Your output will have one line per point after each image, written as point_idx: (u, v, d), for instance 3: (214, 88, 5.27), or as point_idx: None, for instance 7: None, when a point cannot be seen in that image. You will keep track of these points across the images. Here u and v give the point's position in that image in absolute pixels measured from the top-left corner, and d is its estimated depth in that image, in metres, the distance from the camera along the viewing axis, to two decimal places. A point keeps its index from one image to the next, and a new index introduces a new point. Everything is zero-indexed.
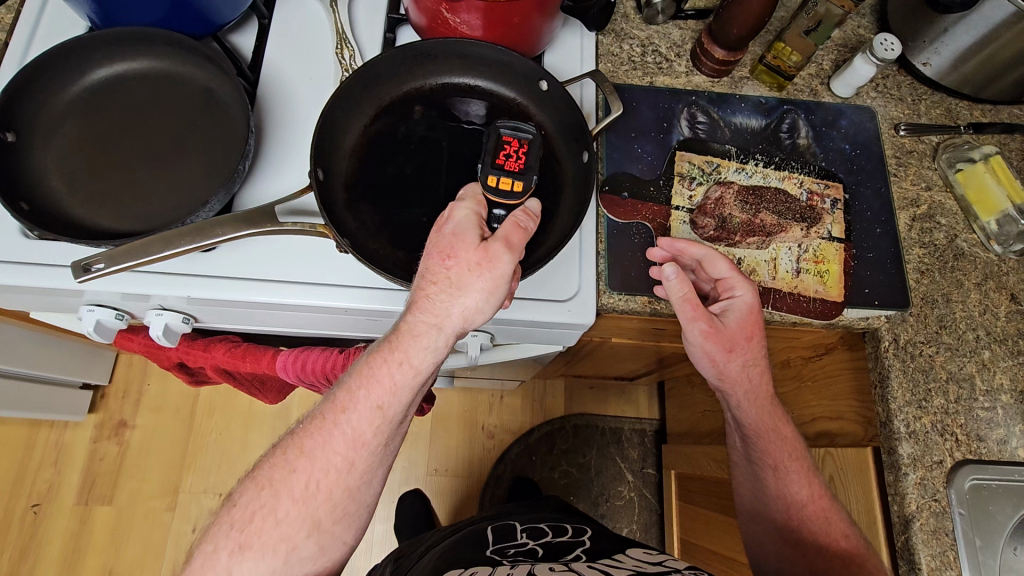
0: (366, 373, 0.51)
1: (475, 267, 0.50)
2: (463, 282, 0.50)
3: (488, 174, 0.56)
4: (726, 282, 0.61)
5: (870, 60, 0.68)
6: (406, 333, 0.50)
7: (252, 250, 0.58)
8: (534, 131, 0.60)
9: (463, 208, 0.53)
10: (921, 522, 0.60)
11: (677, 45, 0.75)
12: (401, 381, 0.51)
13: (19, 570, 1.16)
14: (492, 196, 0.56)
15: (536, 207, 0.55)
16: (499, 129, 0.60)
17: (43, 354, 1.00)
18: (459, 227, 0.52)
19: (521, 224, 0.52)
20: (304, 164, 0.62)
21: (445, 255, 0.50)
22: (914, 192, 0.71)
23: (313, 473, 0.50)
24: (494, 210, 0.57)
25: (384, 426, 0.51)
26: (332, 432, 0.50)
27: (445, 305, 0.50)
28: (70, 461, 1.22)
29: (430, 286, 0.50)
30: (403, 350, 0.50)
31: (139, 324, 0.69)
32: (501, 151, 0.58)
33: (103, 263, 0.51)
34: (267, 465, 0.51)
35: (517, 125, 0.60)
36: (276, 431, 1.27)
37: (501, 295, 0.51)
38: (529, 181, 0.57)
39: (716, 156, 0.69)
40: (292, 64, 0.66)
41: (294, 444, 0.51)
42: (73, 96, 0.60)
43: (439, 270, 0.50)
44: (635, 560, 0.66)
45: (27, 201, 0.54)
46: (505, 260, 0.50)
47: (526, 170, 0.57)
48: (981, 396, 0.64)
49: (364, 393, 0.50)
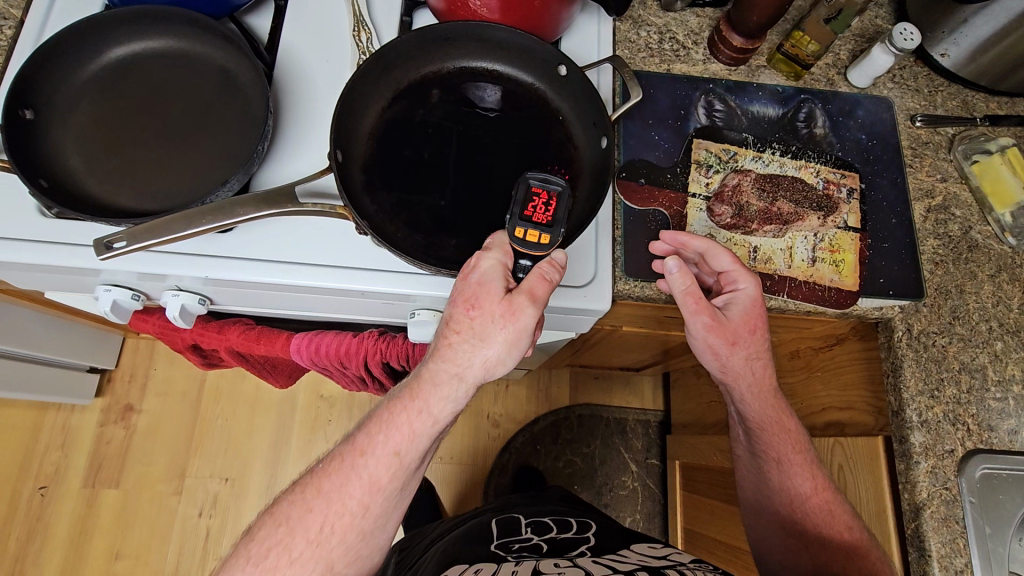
0: (386, 419, 0.51)
1: (499, 319, 0.50)
2: (486, 333, 0.50)
3: (515, 226, 0.52)
4: (728, 275, 0.61)
5: (889, 50, 0.68)
6: (427, 380, 0.51)
7: (268, 235, 0.58)
8: (565, 183, 0.54)
9: (489, 258, 0.52)
10: (932, 509, 0.60)
11: (695, 32, 0.74)
12: (419, 429, 0.51)
13: (25, 552, 1.16)
14: (518, 247, 0.52)
15: (563, 258, 0.53)
16: (528, 179, 0.54)
17: (49, 335, 0.99)
18: (484, 277, 0.51)
19: (546, 275, 0.51)
20: (321, 145, 0.62)
21: (469, 305, 0.50)
22: (929, 183, 0.71)
23: (328, 515, 0.50)
24: (519, 261, 0.53)
25: (400, 473, 0.51)
26: (350, 475, 0.51)
27: (467, 355, 0.50)
28: (77, 445, 1.22)
29: (453, 334, 0.51)
30: (423, 398, 0.51)
31: (154, 306, 0.70)
32: (530, 205, 0.53)
33: (124, 241, 0.51)
34: (286, 502, 0.52)
35: (546, 176, 0.54)
36: (283, 418, 1.28)
37: (522, 346, 0.51)
38: (557, 234, 0.52)
39: (733, 144, 0.69)
40: (309, 46, 0.66)
41: (313, 484, 0.52)
42: (91, 75, 0.60)
43: (463, 319, 0.50)
44: (640, 555, 0.67)
45: (46, 178, 0.54)
46: (528, 313, 0.50)
47: (555, 222, 0.53)
48: (992, 387, 0.64)
49: (382, 439, 0.51)
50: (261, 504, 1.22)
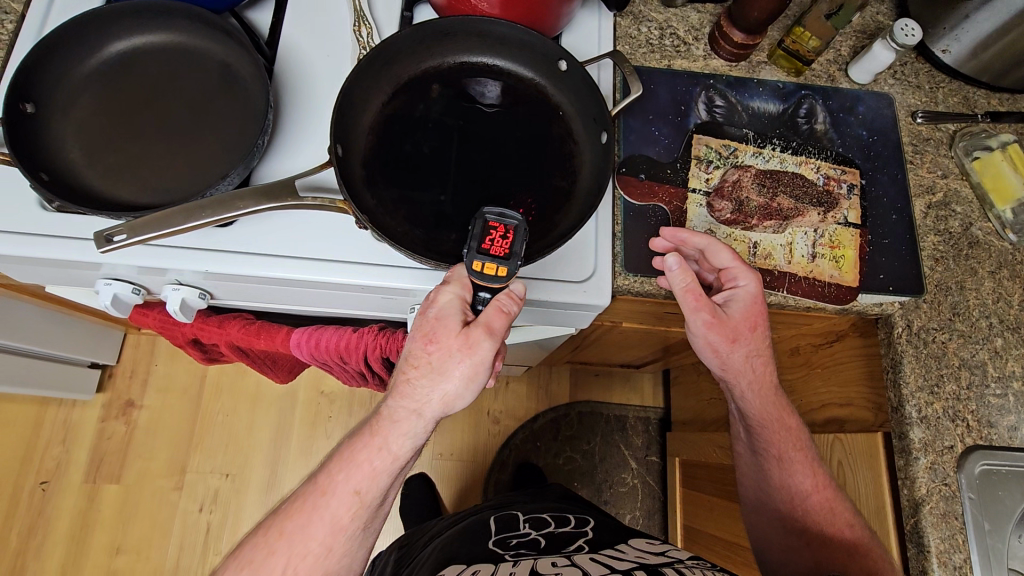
0: (347, 458, 0.53)
1: (457, 353, 0.50)
2: (444, 368, 0.51)
3: (472, 260, 0.51)
4: (730, 272, 0.61)
5: (890, 46, 0.67)
6: (386, 418, 0.53)
7: (268, 228, 0.59)
8: (521, 216, 0.53)
9: (447, 292, 0.52)
10: (931, 505, 0.60)
11: (696, 28, 0.74)
12: (380, 467, 0.53)
13: (26, 547, 1.17)
14: (476, 281, 0.52)
15: (521, 289, 0.53)
16: (484, 214, 0.52)
17: (50, 330, 1.00)
18: (442, 312, 0.51)
19: (503, 308, 0.52)
20: (321, 140, 0.62)
21: (427, 340, 0.51)
22: (930, 179, 0.71)
23: (291, 557, 0.52)
24: (479, 292, 0.53)
25: (362, 511, 0.53)
26: (311, 515, 0.53)
27: (425, 391, 0.51)
28: (78, 440, 1.23)
29: (412, 370, 0.52)
30: (383, 435, 0.53)
31: (154, 301, 0.70)
32: (487, 239, 0.52)
33: (124, 234, 0.51)
34: (249, 546, 0.54)
35: (502, 210, 0.52)
36: (283, 414, 1.28)
37: (481, 379, 0.52)
38: (514, 267, 0.51)
39: (733, 139, 0.69)
40: (309, 41, 0.66)
41: (276, 527, 0.54)
42: (92, 70, 0.60)
43: (421, 354, 0.51)
44: (637, 551, 0.68)
45: (47, 171, 0.54)
46: (485, 346, 0.51)
47: (512, 255, 0.52)
48: (993, 383, 0.64)
49: (343, 478, 0.53)
50: (261, 499, 1.23)
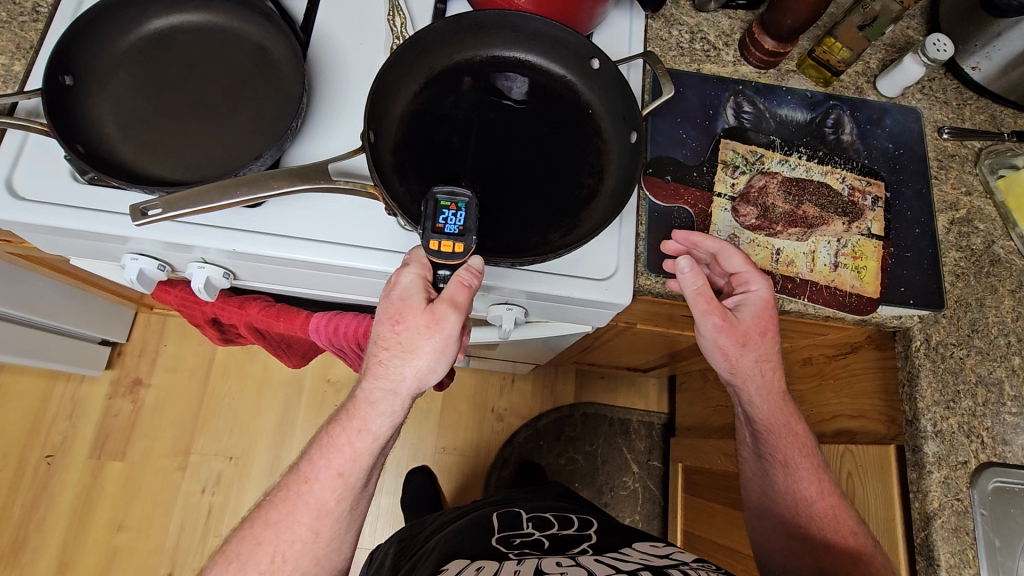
0: (326, 443, 0.54)
1: (424, 329, 0.51)
2: (414, 345, 0.51)
3: (429, 240, 0.51)
4: (741, 276, 0.61)
5: (920, 60, 0.67)
6: (363, 401, 0.53)
7: (294, 210, 0.59)
8: (471, 193, 0.53)
9: (408, 273, 0.52)
10: (942, 519, 0.60)
11: (726, 34, 0.74)
12: (361, 447, 0.53)
13: (27, 520, 1.17)
14: (433, 258, 0.51)
15: (479, 262, 0.53)
16: (434, 195, 0.53)
17: (66, 304, 1.01)
18: (405, 293, 0.52)
19: (465, 282, 0.52)
20: (354, 127, 0.62)
21: (393, 320, 0.51)
22: (953, 196, 0.71)
23: (279, 545, 0.53)
24: (438, 271, 0.53)
25: (346, 494, 0.54)
26: (296, 504, 0.53)
27: (398, 369, 0.51)
28: (85, 415, 1.23)
29: (382, 351, 0.52)
30: (361, 418, 0.53)
31: (177, 278, 0.71)
32: (441, 218, 0.52)
33: (160, 208, 0.52)
34: (236, 539, 0.54)
35: (453, 188, 0.53)
36: (289, 400, 1.29)
37: (452, 353, 0.52)
38: (471, 242, 0.52)
39: (760, 146, 0.69)
40: (344, 28, 0.66)
41: (262, 517, 0.54)
42: (130, 45, 0.60)
43: (389, 335, 0.51)
44: (641, 553, 0.68)
45: (82, 143, 0.55)
46: (451, 320, 0.51)
47: (467, 231, 0.52)
48: (1008, 401, 0.64)
49: (324, 463, 0.53)
50: (263, 482, 1.23)
